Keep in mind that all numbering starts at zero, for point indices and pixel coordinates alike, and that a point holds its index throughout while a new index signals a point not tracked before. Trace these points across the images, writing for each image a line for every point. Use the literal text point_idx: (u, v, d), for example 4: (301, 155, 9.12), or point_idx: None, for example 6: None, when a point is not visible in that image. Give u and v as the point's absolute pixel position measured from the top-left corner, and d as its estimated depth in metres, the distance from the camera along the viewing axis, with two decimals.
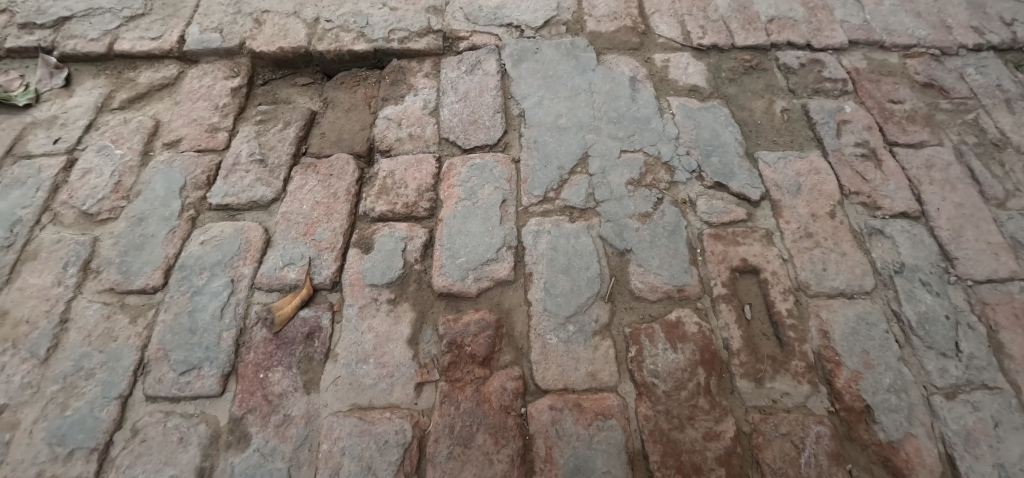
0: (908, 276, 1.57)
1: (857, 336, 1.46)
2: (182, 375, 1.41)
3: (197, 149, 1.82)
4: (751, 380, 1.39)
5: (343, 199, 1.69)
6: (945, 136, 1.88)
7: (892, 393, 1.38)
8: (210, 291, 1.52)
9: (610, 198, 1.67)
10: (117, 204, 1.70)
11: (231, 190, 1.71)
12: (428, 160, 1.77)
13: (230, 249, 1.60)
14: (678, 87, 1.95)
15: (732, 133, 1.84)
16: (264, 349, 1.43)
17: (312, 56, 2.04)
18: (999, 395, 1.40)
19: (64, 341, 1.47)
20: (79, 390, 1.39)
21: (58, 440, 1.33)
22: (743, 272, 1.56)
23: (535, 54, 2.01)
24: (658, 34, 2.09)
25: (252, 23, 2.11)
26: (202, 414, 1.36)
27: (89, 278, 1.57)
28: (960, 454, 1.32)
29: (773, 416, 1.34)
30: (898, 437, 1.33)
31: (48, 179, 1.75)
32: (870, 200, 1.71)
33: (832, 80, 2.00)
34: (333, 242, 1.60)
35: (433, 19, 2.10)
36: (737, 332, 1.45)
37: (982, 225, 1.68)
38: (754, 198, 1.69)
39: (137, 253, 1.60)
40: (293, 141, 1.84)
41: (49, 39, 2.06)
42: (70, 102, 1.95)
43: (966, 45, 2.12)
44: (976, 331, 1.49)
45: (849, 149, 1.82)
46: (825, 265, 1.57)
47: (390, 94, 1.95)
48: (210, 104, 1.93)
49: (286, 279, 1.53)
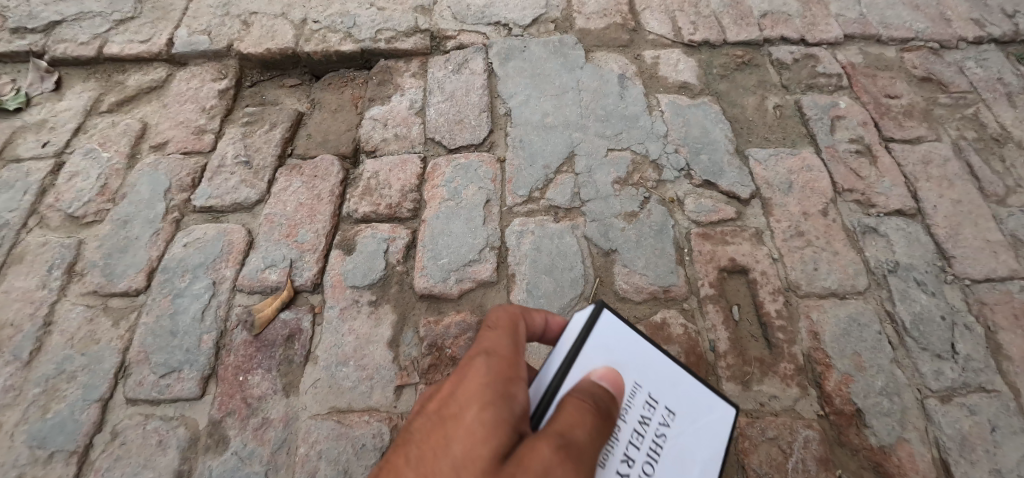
0: (903, 275, 1.52)
1: (847, 338, 1.42)
2: (162, 377, 1.40)
3: (183, 151, 1.81)
4: (738, 383, 1.36)
5: (327, 200, 1.68)
6: (943, 132, 1.83)
7: (884, 396, 1.34)
8: (192, 293, 1.51)
9: (595, 197, 1.64)
10: (103, 207, 1.70)
11: (216, 192, 1.70)
12: (413, 160, 1.75)
13: (213, 251, 1.59)
14: (668, 84, 1.92)
15: (722, 130, 1.80)
16: (243, 351, 1.42)
17: (299, 57, 2.04)
18: (996, 398, 1.36)
19: (47, 343, 1.46)
20: (61, 393, 1.39)
21: (39, 443, 1.33)
22: (731, 273, 1.53)
23: (522, 52, 1.99)
24: (648, 30, 2.06)
25: (240, 25, 2.10)
26: (180, 417, 1.35)
27: (73, 281, 1.56)
28: (955, 459, 1.28)
29: (759, 420, 1.32)
30: (889, 442, 1.29)
31: (36, 182, 1.76)
32: (864, 197, 1.67)
33: (826, 75, 1.95)
34: (315, 243, 1.58)
35: (421, 18, 2.08)
36: (724, 334, 1.42)
37: (981, 222, 1.63)
38: (744, 196, 1.66)
39: (122, 255, 1.59)
40: (278, 143, 1.83)
41: (41, 44, 2.07)
42: (60, 106, 1.95)
43: (966, 38, 2.06)
44: (973, 331, 1.44)
45: (843, 146, 1.78)
46: (817, 265, 1.54)
47: (376, 95, 1.93)
48: (198, 107, 1.93)
49: (268, 281, 1.52)
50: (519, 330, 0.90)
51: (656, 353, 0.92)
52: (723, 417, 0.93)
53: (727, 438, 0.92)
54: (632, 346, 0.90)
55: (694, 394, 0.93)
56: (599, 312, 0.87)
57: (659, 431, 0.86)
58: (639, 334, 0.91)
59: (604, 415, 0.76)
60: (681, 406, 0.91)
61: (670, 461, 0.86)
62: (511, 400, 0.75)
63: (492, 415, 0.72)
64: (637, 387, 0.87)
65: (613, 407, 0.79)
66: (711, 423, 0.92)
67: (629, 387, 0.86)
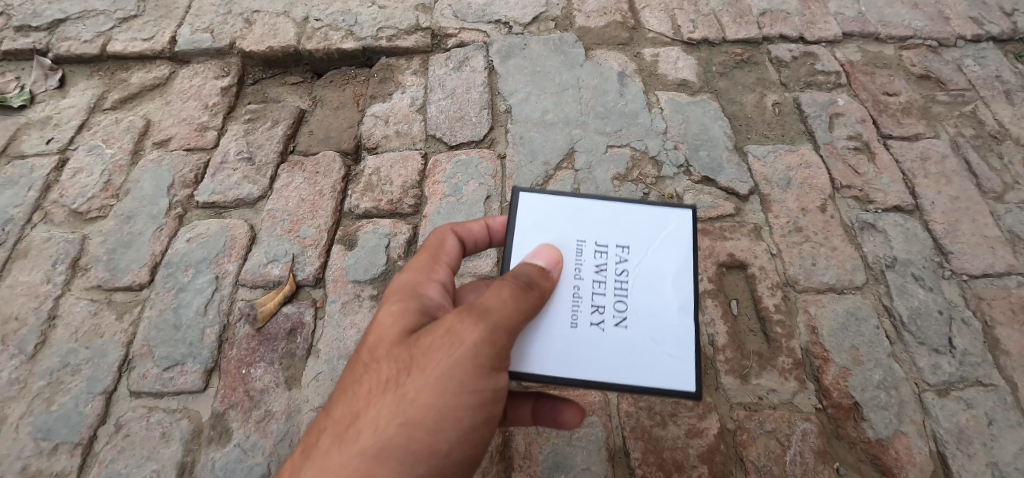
0: (900, 271, 1.54)
1: (845, 332, 1.43)
2: (165, 370, 1.41)
3: (186, 148, 1.83)
4: (736, 376, 1.37)
5: (329, 196, 1.69)
6: (941, 129, 1.84)
7: (882, 390, 1.35)
8: (195, 287, 1.53)
9: (595, 193, 1.65)
10: (107, 202, 1.71)
11: (218, 188, 1.72)
12: (414, 157, 1.77)
13: (216, 246, 1.60)
14: (667, 82, 1.93)
15: (721, 127, 1.81)
16: (246, 345, 1.43)
17: (301, 55, 2.05)
18: (993, 392, 1.36)
19: (52, 337, 1.48)
20: (65, 386, 1.40)
21: (44, 435, 1.34)
22: (730, 268, 1.54)
23: (523, 50, 2.00)
24: (647, 28, 2.07)
25: (243, 23, 2.12)
26: (184, 410, 1.36)
27: (77, 276, 1.58)
28: (952, 452, 1.29)
29: (758, 413, 1.33)
30: (887, 435, 1.30)
31: (40, 178, 1.77)
32: (862, 193, 1.68)
33: (825, 73, 1.96)
34: (317, 239, 1.60)
35: (422, 17, 2.10)
36: (722, 328, 1.43)
37: (979, 219, 1.64)
38: (743, 192, 1.67)
39: (125, 250, 1.61)
40: (281, 139, 1.84)
41: (45, 42, 2.08)
42: (64, 103, 1.97)
43: (965, 36, 2.07)
44: (971, 326, 1.45)
45: (841, 143, 1.79)
46: (815, 260, 1.55)
47: (378, 92, 1.95)
48: (201, 104, 1.94)
49: (270, 276, 1.53)
50: (449, 238, 1.09)
51: (590, 204, 1.09)
52: (677, 219, 1.07)
53: (690, 232, 1.05)
54: (565, 210, 1.07)
55: (642, 218, 1.07)
56: (517, 198, 1.08)
57: (618, 268, 1.02)
58: (564, 196, 1.09)
59: (526, 282, 0.91)
60: (633, 240, 1.05)
61: (638, 286, 1.00)
62: (422, 296, 0.97)
63: (399, 308, 0.94)
64: (582, 243, 1.04)
65: (553, 267, 0.96)
66: (668, 230, 1.06)
67: (574, 247, 1.03)
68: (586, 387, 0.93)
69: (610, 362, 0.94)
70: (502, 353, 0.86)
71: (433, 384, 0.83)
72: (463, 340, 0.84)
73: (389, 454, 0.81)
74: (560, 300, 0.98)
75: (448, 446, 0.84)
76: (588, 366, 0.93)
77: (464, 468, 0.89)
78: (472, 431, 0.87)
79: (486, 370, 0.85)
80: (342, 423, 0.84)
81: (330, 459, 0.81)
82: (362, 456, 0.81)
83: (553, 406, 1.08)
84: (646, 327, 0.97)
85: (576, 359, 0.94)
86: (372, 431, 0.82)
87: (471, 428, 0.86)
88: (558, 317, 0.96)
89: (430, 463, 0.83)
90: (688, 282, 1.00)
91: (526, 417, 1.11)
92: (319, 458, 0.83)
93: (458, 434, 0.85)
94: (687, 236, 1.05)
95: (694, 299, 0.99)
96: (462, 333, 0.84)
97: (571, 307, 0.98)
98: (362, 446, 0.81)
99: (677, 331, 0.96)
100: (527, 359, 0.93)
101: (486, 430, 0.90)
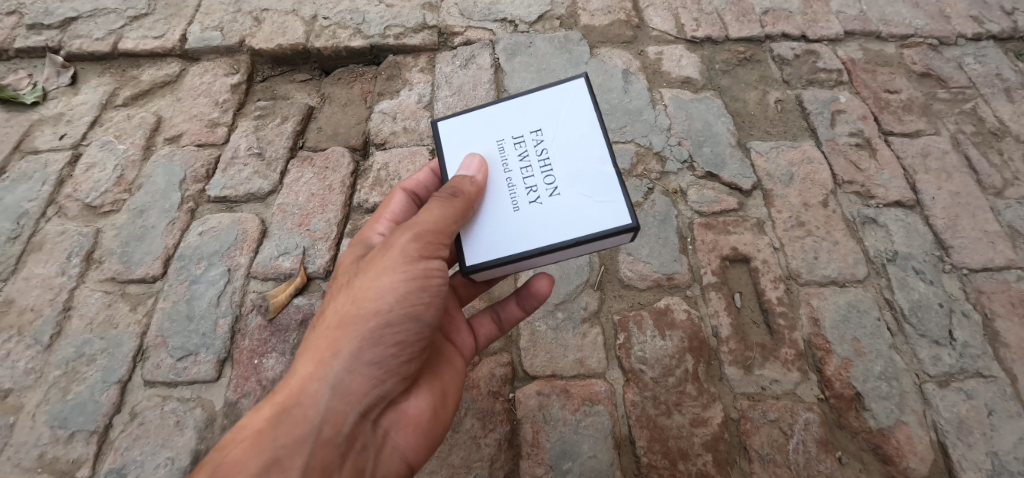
0: (901, 264, 1.56)
1: (847, 324, 1.46)
2: (179, 360, 1.43)
3: (197, 143, 1.86)
4: (739, 367, 1.39)
5: (338, 191, 1.72)
6: (942, 126, 1.86)
7: (883, 380, 1.38)
8: (208, 280, 1.55)
9: None
10: (120, 197, 1.74)
11: (229, 183, 1.74)
12: (422, 152, 1.80)
13: (228, 239, 1.63)
14: (671, 79, 1.96)
15: (725, 124, 1.84)
16: (258, 336, 1.46)
17: (309, 53, 2.08)
18: (993, 383, 1.39)
19: (67, 328, 1.50)
20: (80, 375, 1.42)
21: (60, 423, 1.36)
22: (733, 261, 1.56)
23: (528, 48, 2.03)
24: (652, 27, 2.10)
25: (252, 21, 2.14)
26: (197, 398, 1.39)
27: (91, 268, 1.60)
28: (952, 442, 1.31)
29: (762, 402, 1.35)
30: (889, 424, 1.33)
31: (54, 173, 1.80)
32: (864, 189, 1.70)
33: (826, 70, 1.99)
34: (327, 232, 1.62)
35: (429, 15, 2.13)
36: (726, 320, 1.46)
37: (979, 214, 1.66)
38: (746, 187, 1.69)
39: (138, 244, 1.64)
40: (290, 135, 1.87)
41: (57, 39, 2.11)
42: (76, 100, 2.00)
43: (966, 34, 2.10)
44: (971, 319, 1.48)
45: (842, 139, 1.81)
46: (817, 254, 1.57)
47: (385, 90, 1.98)
48: (210, 101, 1.97)
49: (281, 268, 1.56)
50: (398, 197, 1.29)
51: (499, 108, 1.17)
52: (573, 90, 1.15)
53: (588, 94, 1.13)
54: (475, 120, 1.18)
55: (545, 100, 1.15)
56: (436, 128, 1.20)
57: (538, 150, 1.10)
58: (473, 113, 1.19)
59: (452, 192, 1.02)
60: (543, 123, 1.13)
61: (558, 157, 1.08)
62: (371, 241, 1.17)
63: (353, 248, 1.15)
64: (502, 143, 1.13)
65: (483, 171, 1.08)
66: (571, 100, 1.14)
67: (497, 149, 1.13)
68: (542, 253, 1.02)
69: (558, 225, 1.03)
70: (428, 245, 1.00)
71: (374, 269, 0.99)
72: (395, 241, 1.01)
73: (346, 320, 0.97)
74: (497, 192, 1.07)
75: (390, 306, 0.96)
76: (538, 235, 1.03)
77: (419, 327, 0.99)
78: (413, 295, 0.98)
79: (416, 257, 0.99)
80: (317, 318, 1.04)
81: (310, 337, 1.00)
82: (328, 329, 0.98)
83: (526, 284, 1.24)
84: (577, 185, 1.05)
85: (522, 232, 1.03)
86: (334, 312, 1.00)
87: (409, 292, 0.97)
88: (497, 207, 1.06)
89: (380, 321, 0.96)
90: (599, 138, 1.08)
91: (519, 310, 1.29)
92: (305, 343, 1.02)
93: (397, 296, 0.97)
94: (587, 99, 1.13)
95: (609, 149, 1.07)
96: (393, 239, 1.02)
97: (508, 194, 1.07)
98: (328, 323, 0.99)
99: (602, 180, 1.04)
100: (481, 242, 1.04)
101: (434, 297, 1.01)
